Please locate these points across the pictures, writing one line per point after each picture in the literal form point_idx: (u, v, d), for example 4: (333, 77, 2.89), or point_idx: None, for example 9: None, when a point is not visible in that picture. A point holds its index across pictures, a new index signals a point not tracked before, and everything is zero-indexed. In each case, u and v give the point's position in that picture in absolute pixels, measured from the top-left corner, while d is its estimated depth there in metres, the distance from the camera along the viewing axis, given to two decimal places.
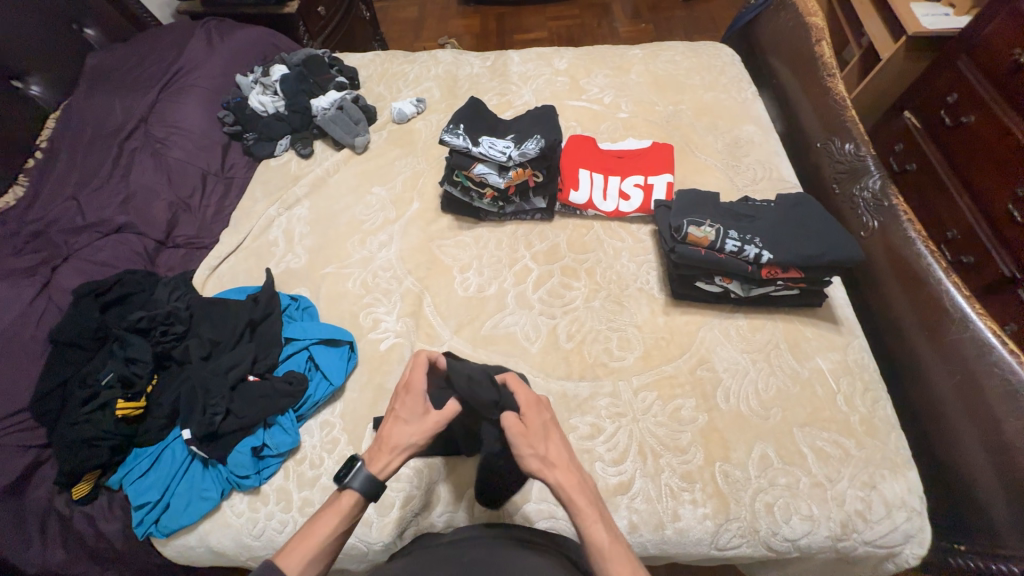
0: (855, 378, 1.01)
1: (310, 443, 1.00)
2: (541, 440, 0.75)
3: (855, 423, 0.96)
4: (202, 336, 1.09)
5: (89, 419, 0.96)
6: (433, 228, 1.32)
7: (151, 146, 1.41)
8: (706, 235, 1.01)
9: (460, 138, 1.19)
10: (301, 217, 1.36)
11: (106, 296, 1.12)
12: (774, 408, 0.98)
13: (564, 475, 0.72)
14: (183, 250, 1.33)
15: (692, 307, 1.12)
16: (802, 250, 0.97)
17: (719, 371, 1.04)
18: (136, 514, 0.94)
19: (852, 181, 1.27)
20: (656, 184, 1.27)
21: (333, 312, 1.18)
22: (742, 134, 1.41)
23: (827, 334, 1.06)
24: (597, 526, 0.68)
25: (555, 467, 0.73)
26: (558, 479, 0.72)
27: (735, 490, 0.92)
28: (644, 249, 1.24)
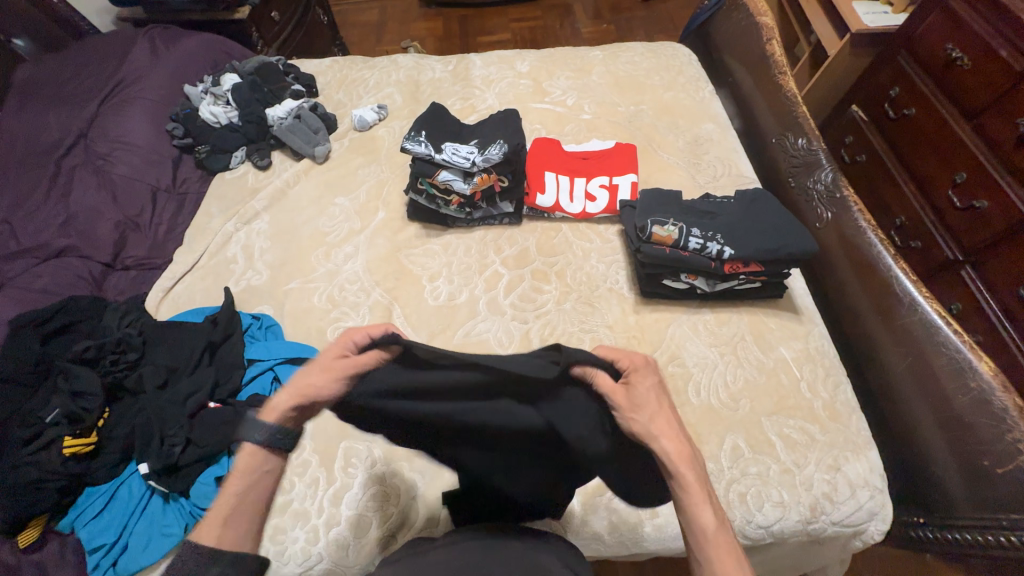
0: (817, 365, 1.05)
1: (280, 467, 0.97)
2: (646, 413, 0.63)
3: (818, 409, 1.00)
4: (157, 363, 1.03)
5: (33, 460, 0.90)
6: (400, 237, 1.29)
7: (92, 163, 1.33)
8: (670, 234, 1.03)
9: (423, 145, 1.17)
10: (261, 231, 1.31)
11: (47, 327, 1.05)
12: (743, 399, 1.01)
13: (675, 447, 0.60)
14: (134, 272, 1.26)
15: (661, 304, 1.14)
16: (761, 244, 1.00)
17: (690, 366, 1.06)
18: (91, 559, 0.86)
19: (806, 175, 1.32)
20: (621, 184, 1.28)
21: (299, 329, 1.14)
22: (702, 132, 1.44)
23: (789, 324, 1.10)
24: (705, 512, 0.57)
25: (660, 440, 0.61)
26: (668, 460, 0.60)
27: (710, 482, 0.93)
28: (612, 249, 1.25)
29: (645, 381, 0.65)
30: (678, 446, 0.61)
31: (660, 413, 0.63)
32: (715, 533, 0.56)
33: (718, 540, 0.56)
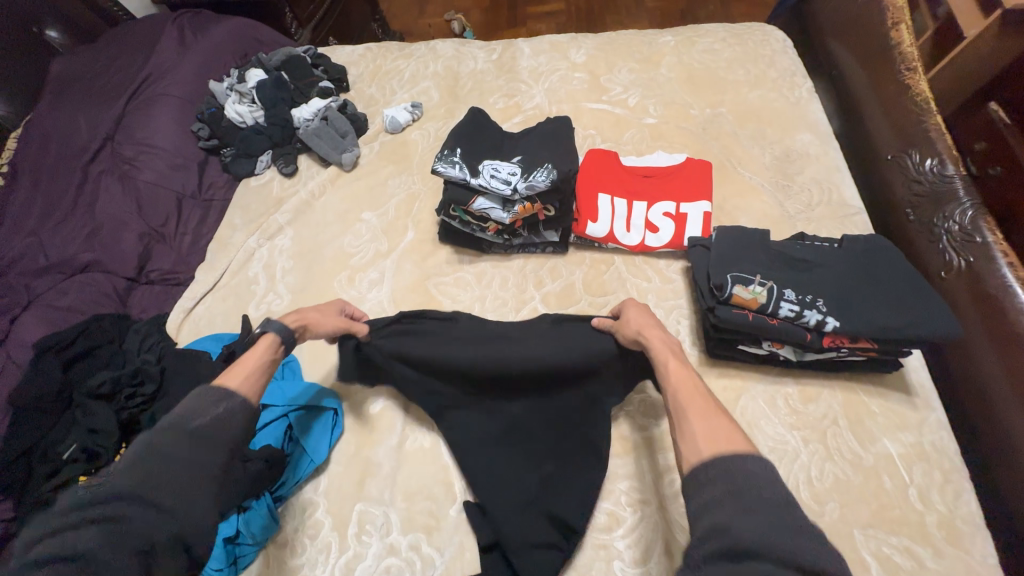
0: (932, 467, 0.84)
1: (293, 525, 0.90)
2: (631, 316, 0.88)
3: (931, 526, 0.79)
4: (172, 399, 0.98)
5: (49, 499, 0.87)
6: (430, 262, 1.16)
7: (119, 169, 1.27)
8: (756, 296, 0.83)
9: (457, 168, 1.01)
10: (284, 248, 1.21)
11: (67, 352, 1.01)
12: (830, 502, 0.82)
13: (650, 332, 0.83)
14: (158, 287, 1.21)
15: (730, 368, 0.95)
16: (876, 318, 0.78)
17: (764, 452, 0.87)
18: None
19: (931, 208, 1.05)
20: (689, 214, 1.07)
21: (318, 368, 1.05)
22: (795, 145, 1.18)
23: (897, 408, 0.88)
24: (668, 357, 0.78)
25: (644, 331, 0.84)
26: (644, 335, 0.83)
27: None
28: (674, 291, 1.05)
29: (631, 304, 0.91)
30: (649, 323, 0.86)
31: (636, 311, 0.89)
32: (670, 362, 0.77)
33: (676, 369, 0.75)
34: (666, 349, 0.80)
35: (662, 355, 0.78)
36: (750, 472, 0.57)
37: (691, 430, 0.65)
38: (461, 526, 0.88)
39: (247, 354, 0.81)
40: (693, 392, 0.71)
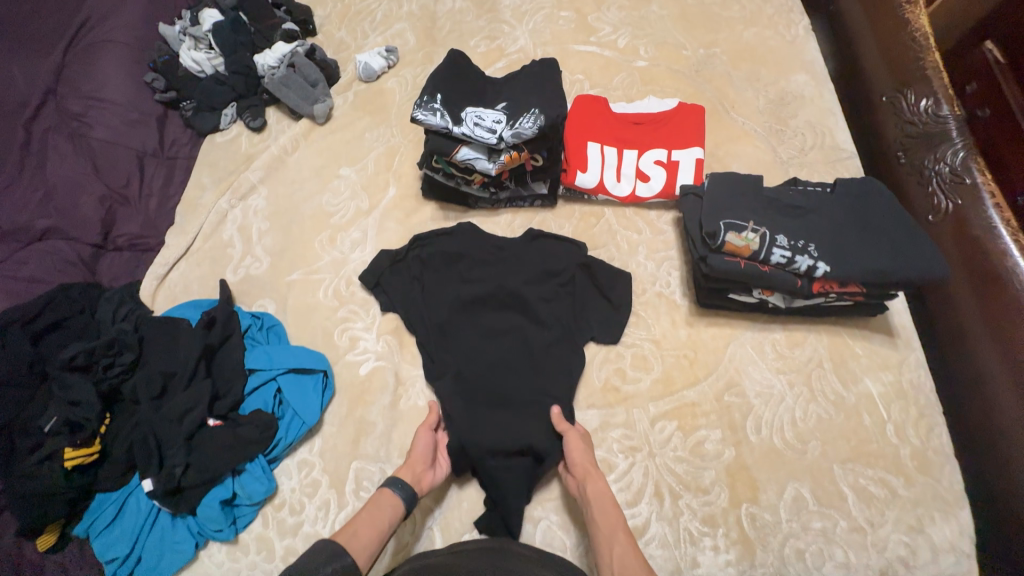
0: (909, 404, 0.87)
1: (289, 486, 0.90)
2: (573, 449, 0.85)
3: (904, 458, 0.84)
4: (154, 367, 0.94)
5: (37, 472, 0.86)
6: (414, 219, 1.12)
7: (67, 126, 1.16)
8: (748, 243, 0.81)
9: (438, 114, 0.93)
10: (258, 209, 1.15)
11: (36, 324, 0.96)
12: (812, 441, 0.86)
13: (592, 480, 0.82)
14: (128, 254, 1.15)
15: (719, 317, 0.96)
16: (868, 261, 0.78)
17: (751, 396, 0.90)
18: (108, 568, 0.86)
19: (924, 149, 1.03)
20: (682, 161, 1.04)
21: (304, 331, 1.03)
22: (790, 87, 1.14)
23: (880, 350, 0.91)
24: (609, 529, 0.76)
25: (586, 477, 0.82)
26: (585, 479, 0.82)
27: (763, 535, 0.82)
28: (664, 242, 1.04)
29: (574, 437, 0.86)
30: (590, 465, 0.83)
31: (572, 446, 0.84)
32: (615, 523, 0.76)
33: (625, 548, 0.73)
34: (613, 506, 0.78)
35: (610, 515, 0.77)
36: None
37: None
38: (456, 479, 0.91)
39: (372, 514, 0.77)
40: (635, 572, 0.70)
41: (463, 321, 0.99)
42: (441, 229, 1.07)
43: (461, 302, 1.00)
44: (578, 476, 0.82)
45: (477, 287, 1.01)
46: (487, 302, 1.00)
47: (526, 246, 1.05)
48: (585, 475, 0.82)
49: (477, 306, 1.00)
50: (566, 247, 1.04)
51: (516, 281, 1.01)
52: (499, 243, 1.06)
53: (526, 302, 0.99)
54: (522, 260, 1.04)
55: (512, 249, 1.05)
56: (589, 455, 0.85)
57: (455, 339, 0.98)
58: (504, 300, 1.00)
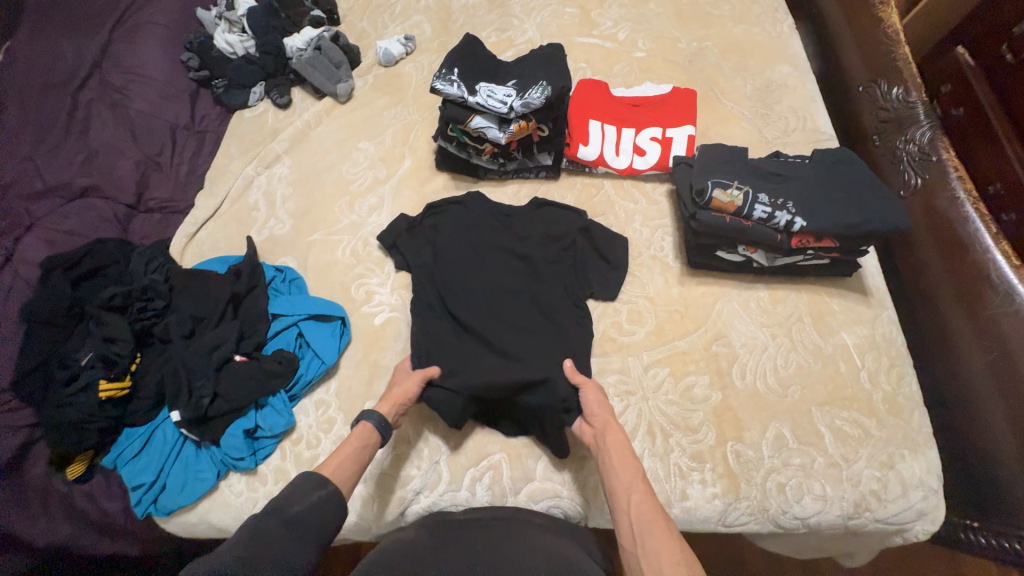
0: (881, 354, 0.95)
1: (306, 422, 0.96)
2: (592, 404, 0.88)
3: (877, 402, 0.91)
4: (185, 311, 1.02)
5: (73, 401, 0.92)
6: (428, 188, 1.20)
7: (109, 97, 1.26)
8: (733, 199, 0.91)
9: (455, 85, 1.03)
10: (282, 176, 1.24)
11: (76, 270, 1.03)
12: (793, 386, 0.93)
13: (611, 431, 0.84)
14: (159, 215, 1.22)
15: (708, 276, 1.04)
16: (840, 216, 0.88)
17: (737, 346, 0.97)
18: (133, 495, 0.91)
19: (895, 132, 1.13)
20: (675, 137, 1.13)
21: (323, 284, 1.10)
22: (775, 76, 1.24)
23: (855, 306, 0.99)
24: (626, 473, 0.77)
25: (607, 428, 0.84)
26: (604, 429, 0.84)
27: (747, 470, 0.89)
28: (659, 212, 1.13)
29: (594, 393, 0.90)
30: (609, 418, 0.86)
31: (594, 395, 0.89)
32: (636, 471, 0.77)
33: (643, 496, 0.74)
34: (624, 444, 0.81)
35: (629, 462, 0.78)
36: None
37: (641, 569, 0.66)
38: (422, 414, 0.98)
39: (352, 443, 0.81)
40: (654, 516, 0.70)
41: (471, 278, 1.06)
42: (453, 197, 1.16)
43: (471, 260, 1.08)
44: (599, 426, 0.85)
45: (486, 248, 1.10)
46: (495, 261, 1.08)
47: (531, 213, 1.14)
48: (606, 426, 0.84)
49: (485, 264, 1.08)
50: (569, 214, 1.12)
51: (522, 243, 1.10)
52: (506, 210, 1.14)
53: (530, 261, 1.08)
54: (528, 224, 1.12)
55: (519, 214, 1.13)
56: (601, 399, 0.90)
57: (463, 294, 1.05)
58: (511, 259, 1.09)
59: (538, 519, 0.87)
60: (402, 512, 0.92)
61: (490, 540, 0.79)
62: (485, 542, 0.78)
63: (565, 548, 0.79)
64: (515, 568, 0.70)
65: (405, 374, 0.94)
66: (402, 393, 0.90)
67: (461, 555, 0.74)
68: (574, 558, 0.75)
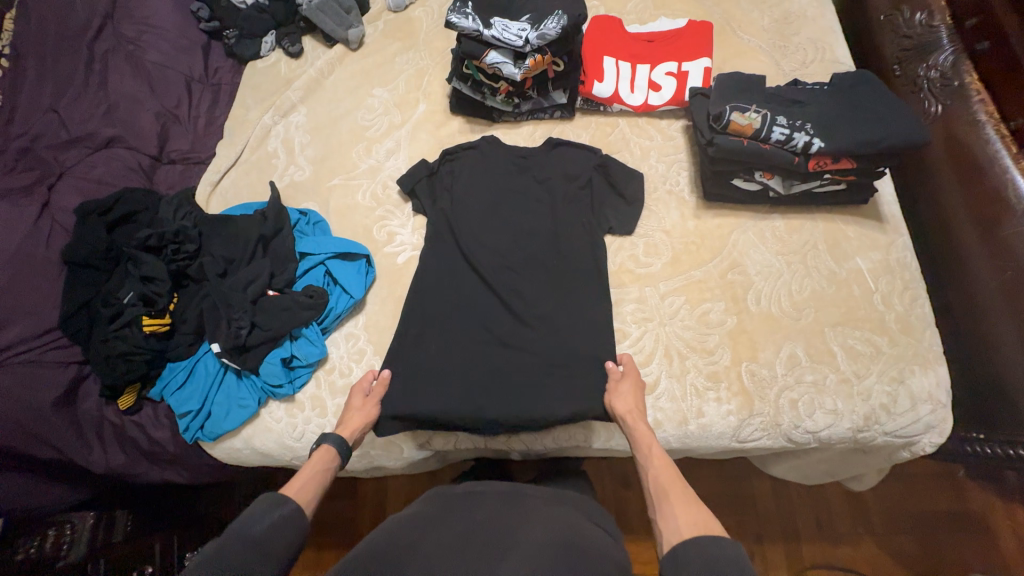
0: (895, 277, 0.97)
1: (337, 354, 1.02)
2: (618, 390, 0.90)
3: (890, 321, 0.94)
4: (216, 253, 1.06)
5: (119, 335, 0.99)
6: (443, 132, 1.21)
7: (124, 49, 1.27)
8: (751, 122, 0.92)
9: (470, 19, 1.03)
10: (299, 124, 1.25)
11: (110, 216, 1.07)
12: (807, 308, 0.96)
13: (634, 415, 0.86)
14: (181, 166, 1.25)
15: (724, 208, 1.05)
16: (859, 135, 0.88)
17: (752, 274, 0.99)
18: (182, 421, 0.99)
19: (916, 60, 1.11)
20: (691, 71, 1.12)
21: (346, 226, 1.13)
22: (793, 8, 1.22)
23: (870, 233, 1.00)
24: (649, 450, 0.81)
25: (630, 414, 0.86)
26: (626, 417, 0.86)
27: (761, 388, 0.93)
28: (674, 147, 1.13)
29: (630, 378, 0.90)
30: (634, 405, 0.87)
31: (628, 385, 0.90)
32: (652, 447, 0.81)
33: (659, 470, 0.78)
34: (646, 430, 0.84)
35: (643, 441, 0.82)
36: (729, 554, 0.61)
37: (661, 531, 0.71)
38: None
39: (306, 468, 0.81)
40: (671, 483, 0.75)
41: (490, 220, 1.08)
42: (467, 143, 1.15)
43: (489, 202, 1.09)
44: (624, 409, 0.87)
45: (502, 190, 1.10)
46: (512, 200, 1.10)
47: (549, 154, 1.14)
48: (627, 417, 0.86)
49: (503, 207, 1.09)
50: (588, 154, 1.12)
51: (539, 185, 1.11)
52: (523, 153, 1.14)
53: (549, 202, 1.09)
54: (545, 166, 1.12)
55: (535, 155, 1.13)
56: (635, 390, 0.89)
57: (480, 232, 1.07)
58: (529, 198, 1.10)
59: (532, 491, 0.90)
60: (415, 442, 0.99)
61: (490, 512, 0.81)
62: (484, 510, 0.81)
63: (570, 517, 0.82)
64: (517, 537, 0.73)
65: (364, 398, 0.92)
66: (364, 419, 0.90)
67: (463, 525, 0.77)
68: (583, 530, 0.79)
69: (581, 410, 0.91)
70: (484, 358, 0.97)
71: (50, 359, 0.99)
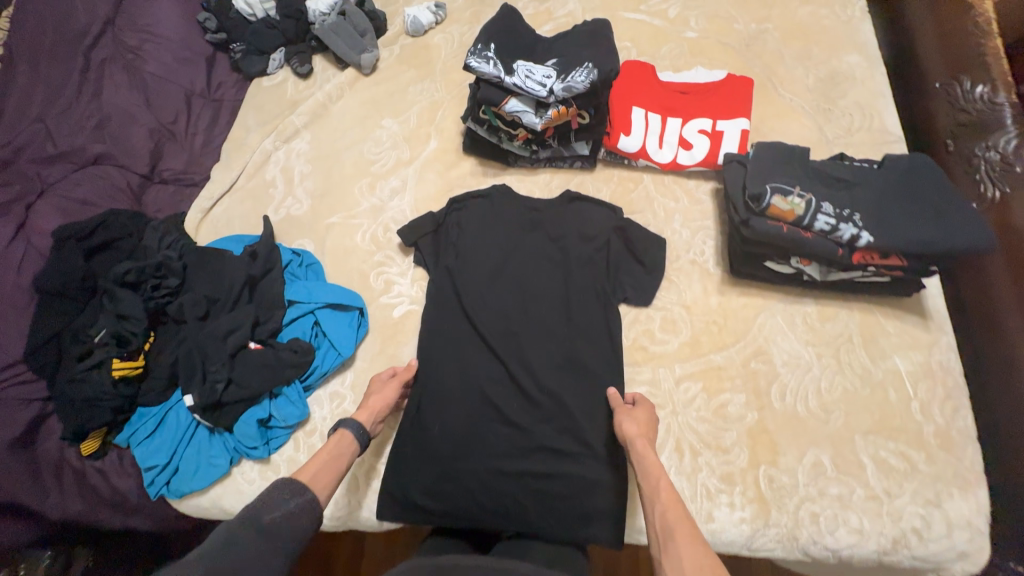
0: (936, 384, 0.88)
1: (320, 414, 0.94)
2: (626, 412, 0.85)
3: (927, 434, 0.85)
4: (198, 292, 0.98)
5: (86, 377, 0.91)
6: (453, 172, 1.13)
7: (123, 57, 1.19)
8: (793, 208, 0.84)
9: (490, 64, 0.94)
10: (301, 152, 1.18)
11: (89, 242, 1.00)
12: (836, 411, 0.87)
13: (643, 443, 0.79)
14: (173, 187, 1.17)
15: (751, 287, 0.97)
16: (912, 232, 0.80)
17: (778, 365, 0.91)
18: (147, 476, 0.91)
19: (973, 137, 1.01)
20: (727, 131, 1.04)
21: (341, 271, 1.05)
22: (841, 67, 1.13)
23: (912, 330, 0.91)
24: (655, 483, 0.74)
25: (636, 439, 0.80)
26: (635, 445, 0.79)
27: (779, 497, 0.84)
28: (701, 212, 1.04)
29: (644, 407, 0.85)
30: (643, 428, 0.81)
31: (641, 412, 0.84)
32: (661, 480, 0.73)
33: (667, 506, 0.70)
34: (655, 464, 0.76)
35: (652, 471, 0.75)
36: None
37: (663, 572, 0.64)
38: (391, 420, 0.96)
39: (322, 450, 0.81)
40: (680, 523, 0.68)
41: (496, 280, 1.00)
42: (479, 191, 1.07)
43: (498, 260, 1.01)
44: (632, 434, 0.80)
45: (512, 248, 1.02)
46: (522, 257, 1.02)
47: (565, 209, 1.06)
48: (634, 441, 0.79)
49: (508, 265, 1.01)
50: (608, 212, 1.03)
51: (553, 243, 1.02)
52: (538, 205, 1.05)
53: (564, 264, 1.00)
54: (561, 221, 1.03)
55: (551, 208, 1.05)
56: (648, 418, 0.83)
57: (484, 292, 0.99)
58: (541, 257, 1.01)
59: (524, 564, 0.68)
60: (399, 522, 0.90)
61: None
62: None
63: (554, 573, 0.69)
64: None
65: (383, 383, 0.91)
66: (383, 402, 0.88)
67: None
68: None
69: (570, 455, 0.88)
70: (482, 434, 0.90)
71: (12, 396, 0.92)
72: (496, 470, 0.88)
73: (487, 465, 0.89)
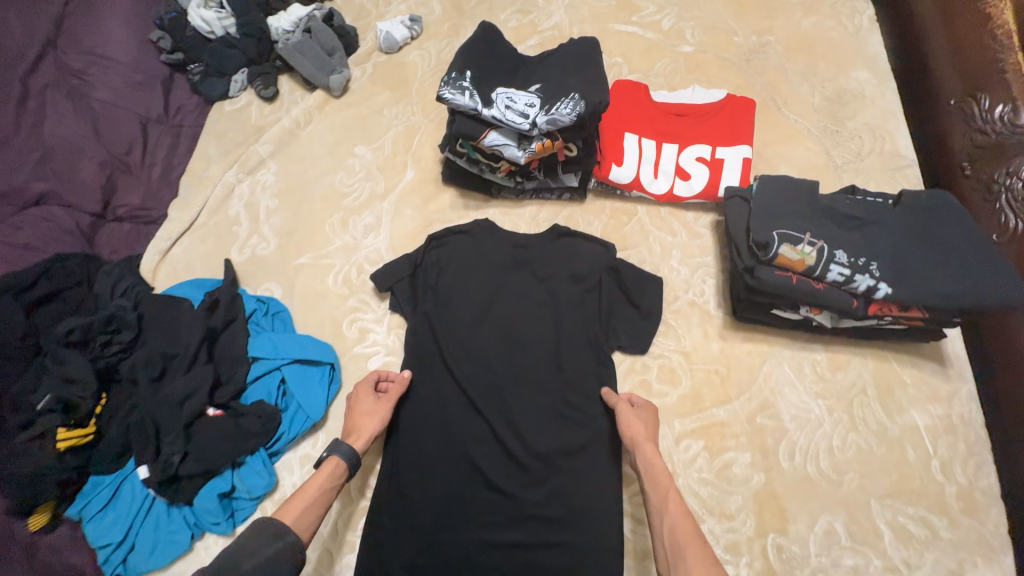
0: (957, 439, 0.81)
1: (290, 481, 0.87)
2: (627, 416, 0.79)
3: (949, 497, 0.78)
4: (154, 347, 0.89)
5: (30, 451, 0.81)
6: (432, 206, 1.04)
7: (66, 82, 1.08)
8: (803, 257, 0.76)
9: (466, 95, 0.85)
10: (267, 185, 1.08)
11: (30, 296, 0.89)
12: (850, 472, 0.80)
13: (649, 450, 0.73)
14: (129, 225, 1.08)
15: (755, 332, 0.89)
16: (935, 284, 0.72)
17: (785, 420, 0.83)
18: (100, 555, 0.83)
19: (994, 160, 0.89)
20: (727, 160, 0.95)
21: (311, 319, 0.97)
22: (849, 84, 1.05)
23: (930, 380, 0.84)
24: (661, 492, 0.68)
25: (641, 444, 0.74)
26: (641, 450, 0.73)
27: (789, 569, 0.77)
28: (700, 248, 0.96)
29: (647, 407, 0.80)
30: (645, 434, 0.75)
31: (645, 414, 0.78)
32: (669, 487, 0.68)
33: (676, 518, 0.64)
34: (664, 472, 0.71)
35: (659, 478, 0.69)
36: None
37: None
38: (364, 485, 0.89)
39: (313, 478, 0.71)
40: (689, 533, 0.62)
41: (479, 328, 0.91)
42: (459, 227, 0.98)
43: (481, 305, 0.92)
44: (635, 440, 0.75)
45: (495, 291, 0.93)
46: (507, 300, 0.93)
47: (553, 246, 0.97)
48: (639, 444, 0.74)
49: (491, 309, 0.93)
50: (600, 249, 0.95)
51: (541, 284, 0.94)
52: (524, 242, 0.97)
53: (553, 307, 0.92)
54: (549, 259, 0.95)
55: (538, 245, 0.96)
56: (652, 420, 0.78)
57: (466, 341, 0.91)
58: (528, 301, 0.93)
59: None
60: None
61: None
62: None
63: None
64: None
65: (373, 393, 0.83)
66: (375, 416, 0.80)
67: None
68: None
69: (567, 485, 0.82)
70: (465, 500, 0.83)
71: None
72: (482, 542, 0.81)
73: (471, 536, 0.81)
